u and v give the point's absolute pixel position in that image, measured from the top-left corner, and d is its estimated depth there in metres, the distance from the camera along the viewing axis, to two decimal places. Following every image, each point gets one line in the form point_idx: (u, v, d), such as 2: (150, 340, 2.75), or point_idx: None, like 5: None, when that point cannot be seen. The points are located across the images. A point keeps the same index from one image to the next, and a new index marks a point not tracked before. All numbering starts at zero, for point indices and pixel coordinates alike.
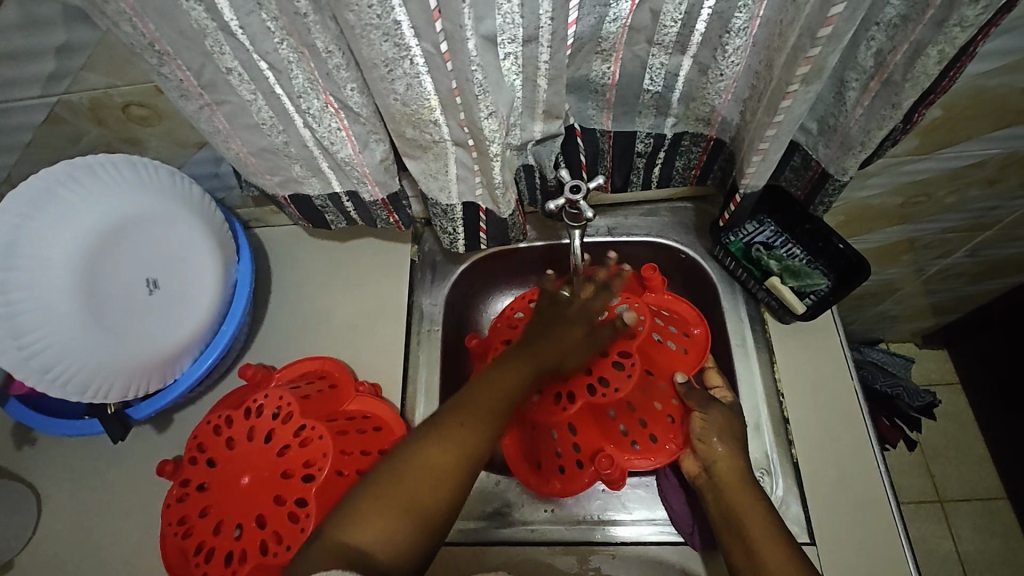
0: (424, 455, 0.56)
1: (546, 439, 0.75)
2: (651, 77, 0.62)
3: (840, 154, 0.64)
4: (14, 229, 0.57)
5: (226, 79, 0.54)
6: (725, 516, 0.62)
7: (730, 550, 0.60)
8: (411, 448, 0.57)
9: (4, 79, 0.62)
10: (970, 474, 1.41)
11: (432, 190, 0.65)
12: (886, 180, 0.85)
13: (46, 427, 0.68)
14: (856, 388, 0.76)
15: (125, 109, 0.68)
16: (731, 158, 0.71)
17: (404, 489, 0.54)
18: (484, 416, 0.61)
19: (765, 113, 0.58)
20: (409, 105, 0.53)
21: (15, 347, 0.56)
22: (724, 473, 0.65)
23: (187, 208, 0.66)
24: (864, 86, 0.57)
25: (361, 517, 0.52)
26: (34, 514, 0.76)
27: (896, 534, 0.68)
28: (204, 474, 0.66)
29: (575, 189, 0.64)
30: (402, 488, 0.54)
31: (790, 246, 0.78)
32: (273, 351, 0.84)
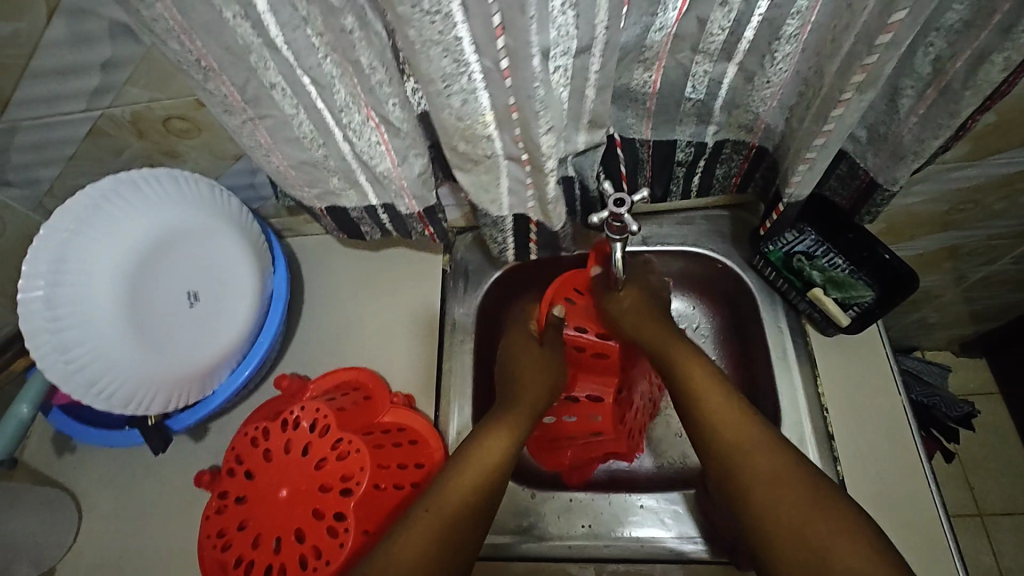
0: (483, 459, 0.61)
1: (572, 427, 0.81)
2: (693, 85, 0.61)
3: (890, 163, 0.62)
4: (62, 245, 0.58)
5: (269, 94, 0.54)
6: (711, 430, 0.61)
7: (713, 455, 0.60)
8: (472, 458, 0.61)
9: (50, 94, 0.63)
10: (1011, 487, 1.36)
11: (483, 203, 0.63)
12: (931, 186, 0.83)
13: (89, 437, 0.68)
14: (904, 404, 0.73)
15: (165, 122, 0.69)
16: (774, 167, 0.70)
17: (472, 484, 0.58)
18: (516, 424, 0.66)
19: (814, 122, 0.57)
20: (463, 120, 0.52)
21: (62, 361, 0.57)
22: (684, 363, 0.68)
23: (226, 220, 0.66)
24: (919, 94, 0.55)
25: (436, 509, 0.55)
26: (74, 523, 0.77)
27: (949, 558, 0.66)
28: (243, 486, 0.66)
29: (619, 202, 0.60)
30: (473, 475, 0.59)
31: (831, 256, 0.74)
32: (306, 360, 0.84)
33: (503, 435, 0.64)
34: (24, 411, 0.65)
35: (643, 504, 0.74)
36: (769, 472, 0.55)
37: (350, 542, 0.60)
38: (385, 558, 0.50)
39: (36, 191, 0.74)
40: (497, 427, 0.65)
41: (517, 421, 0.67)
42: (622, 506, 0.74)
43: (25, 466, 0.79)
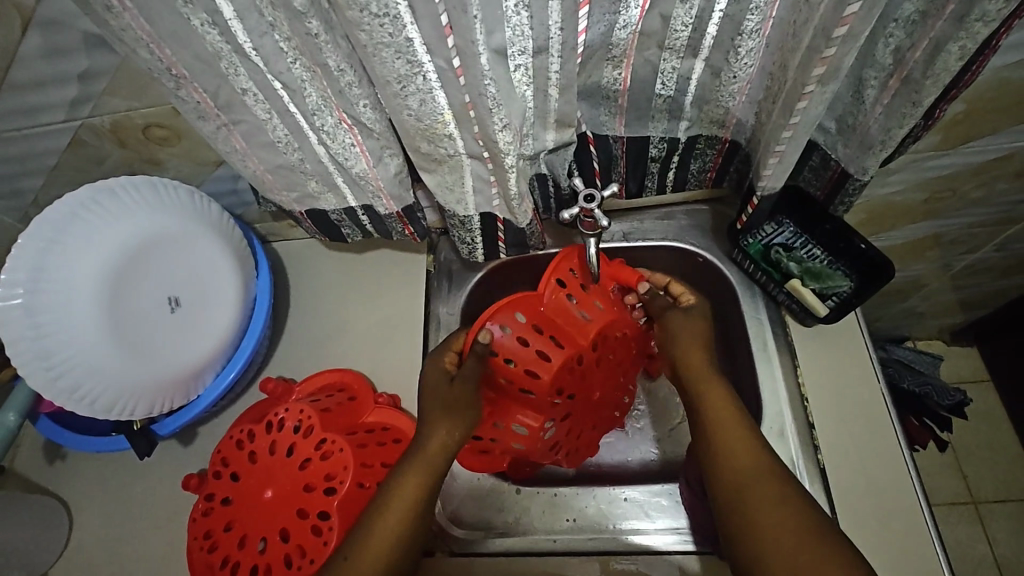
0: (404, 497, 0.58)
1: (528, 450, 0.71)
2: (663, 81, 0.62)
3: (860, 153, 0.63)
4: (41, 253, 0.58)
5: (241, 100, 0.54)
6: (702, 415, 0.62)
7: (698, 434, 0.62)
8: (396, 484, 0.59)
9: (29, 105, 0.64)
10: (1005, 474, 1.37)
11: (448, 202, 0.65)
12: (909, 176, 0.84)
13: (77, 444, 0.69)
14: (884, 392, 0.74)
15: (146, 131, 0.70)
16: (747, 160, 0.71)
17: (397, 523, 0.57)
18: (454, 425, 0.62)
19: (781, 115, 0.58)
20: (423, 121, 0.54)
21: (44, 369, 0.58)
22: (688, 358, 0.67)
23: (207, 227, 0.67)
24: (883, 84, 0.56)
25: (354, 559, 0.55)
26: (66, 529, 0.78)
27: (930, 543, 0.67)
28: (228, 488, 0.67)
29: (589, 198, 0.61)
30: (394, 513, 0.57)
31: (809, 247, 0.75)
32: (293, 363, 0.85)
33: (440, 445, 0.61)
34: (11, 419, 0.66)
35: (627, 497, 0.74)
36: (746, 458, 0.57)
37: (334, 540, 0.61)
38: None
39: (21, 202, 0.75)
40: (436, 427, 0.62)
41: (456, 408, 0.63)
42: (605, 499, 0.75)
43: (17, 474, 0.80)
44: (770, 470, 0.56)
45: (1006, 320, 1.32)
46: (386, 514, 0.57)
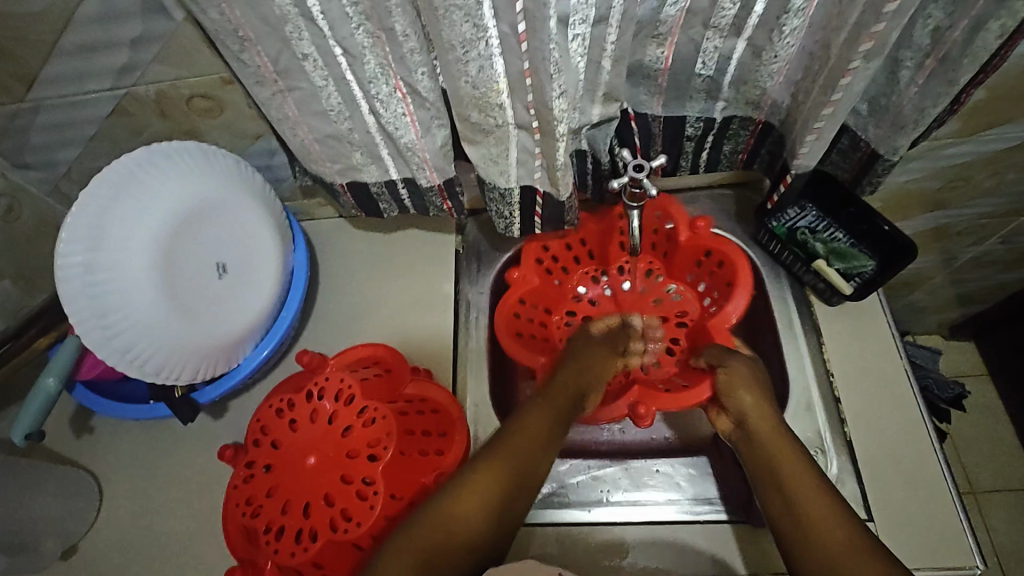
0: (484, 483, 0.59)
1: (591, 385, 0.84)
2: (704, 61, 0.64)
3: (891, 133, 0.65)
4: (99, 211, 0.58)
5: (301, 65, 0.55)
6: (772, 482, 0.62)
7: (767, 495, 0.62)
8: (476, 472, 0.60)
9: (77, 71, 0.64)
10: (1002, 464, 1.41)
11: (492, 175, 0.66)
12: (925, 164, 0.86)
13: (114, 411, 0.70)
14: (907, 370, 0.76)
15: (188, 101, 0.70)
16: (779, 141, 0.73)
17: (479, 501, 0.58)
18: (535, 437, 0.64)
19: (821, 92, 0.60)
20: (479, 89, 0.55)
21: (100, 327, 0.58)
22: (759, 427, 0.67)
23: (252, 196, 0.68)
24: (919, 64, 0.58)
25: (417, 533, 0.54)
26: (95, 502, 0.77)
27: (955, 515, 0.69)
28: (269, 456, 0.67)
29: (639, 168, 0.62)
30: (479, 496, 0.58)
31: (833, 230, 0.79)
32: (323, 339, 0.86)
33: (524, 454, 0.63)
34: (51, 383, 0.66)
35: (659, 469, 0.76)
36: (821, 515, 0.57)
37: (380, 504, 0.62)
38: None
39: (56, 172, 0.74)
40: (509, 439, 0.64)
41: (538, 432, 0.65)
42: (640, 471, 0.76)
43: (44, 447, 0.79)
44: (838, 521, 0.57)
45: (1005, 314, 1.36)
46: (473, 495, 0.58)
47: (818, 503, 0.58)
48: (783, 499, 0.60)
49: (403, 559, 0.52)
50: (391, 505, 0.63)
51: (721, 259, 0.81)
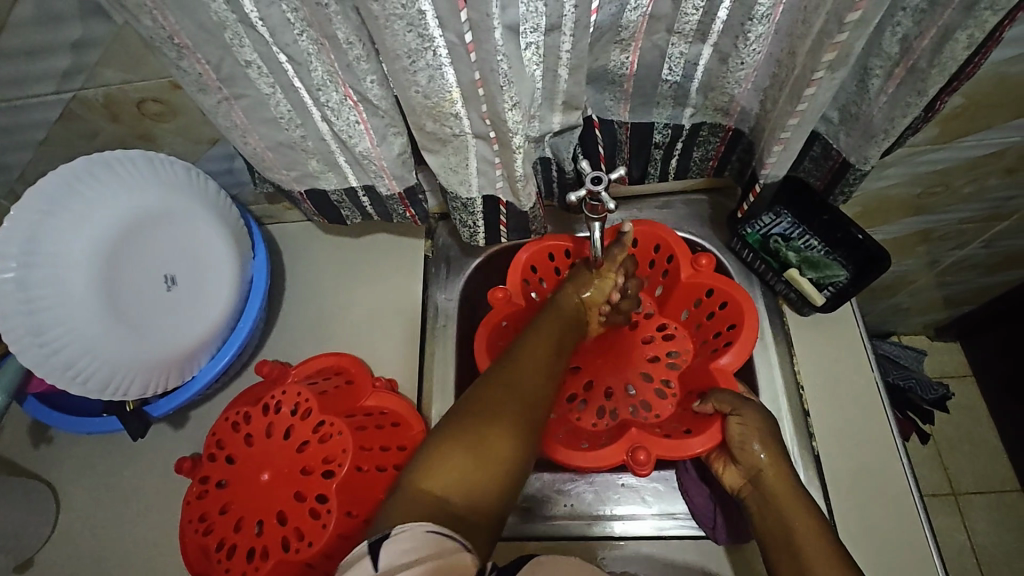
0: (501, 408, 0.58)
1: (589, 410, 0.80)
2: (670, 66, 0.62)
3: (862, 142, 0.63)
4: (34, 225, 0.57)
5: (245, 72, 0.53)
6: (780, 539, 0.59)
7: (776, 556, 0.58)
8: (482, 400, 0.58)
9: (19, 75, 0.62)
10: (985, 467, 1.40)
11: (452, 184, 0.64)
12: (904, 170, 0.85)
13: (64, 425, 0.68)
14: (877, 381, 0.75)
15: (140, 105, 0.68)
16: (750, 149, 0.71)
17: (500, 433, 0.56)
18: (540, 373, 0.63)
19: (787, 101, 0.58)
20: (431, 98, 0.53)
21: (36, 345, 0.56)
22: (774, 483, 0.63)
23: (204, 204, 0.66)
24: (888, 73, 0.57)
25: (449, 452, 0.53)
26: (52, 513, 0.76)
27: (921, 530, 0.68)
28: (223, 471, 0.66)
29: (597, 180, 0.60)
30: (501, 418, 0.56)
31: (807, 237, 0.77)
32: (288, 347, 0.84)
33: (533, 379, 0.62)
34: None
35: (625, 483, 0.75)
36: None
37: (332, 522, 0.60)
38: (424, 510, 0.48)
39: (7, 177, 0.72)
40: (516, 370, 0.62)
41: (544, 366, 0.64)
42: (605, 485, 0.75)
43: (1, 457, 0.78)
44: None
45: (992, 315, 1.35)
46: (497, 417, 0.57)
47: (821, 560, 0.55)
48: (794, 561, 0.57)
49: (435, 480, 0.51)
50: (345, 523, 0.61)
51: (723, 300, 0.76)
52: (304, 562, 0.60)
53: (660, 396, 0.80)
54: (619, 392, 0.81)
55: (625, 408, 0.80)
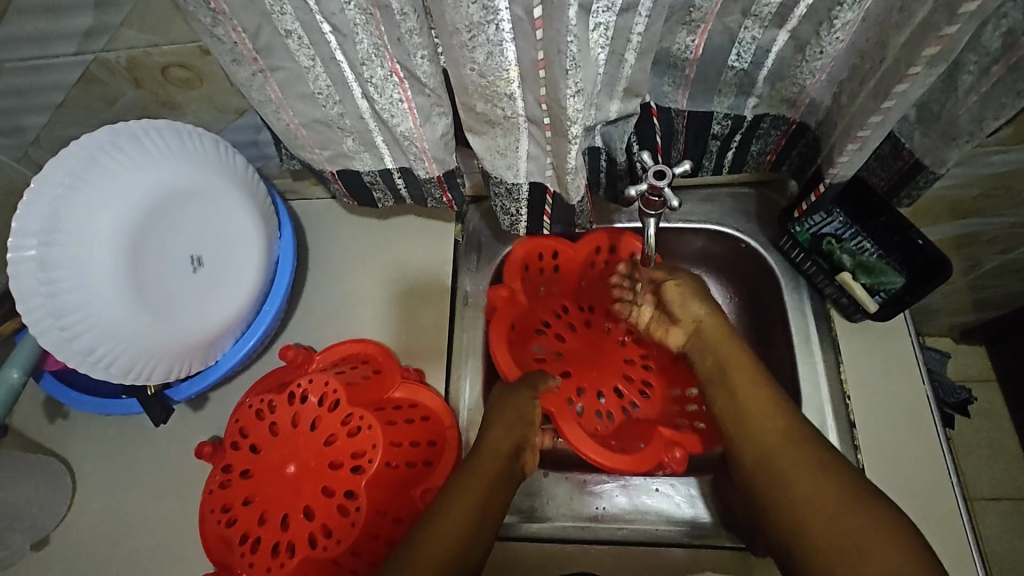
0: (479, 480, 0.59)
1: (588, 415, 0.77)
2: (739, 52, 0.57)
3: (940, 144, 0.59)
4: (55, 201, 0.55)
5: (284, 43, 0.49)
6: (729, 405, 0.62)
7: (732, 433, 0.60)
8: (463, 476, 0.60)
9: (37, 33, 0.57)
10: (1002, 472, 1.26)
11: (498, 168, 0.59)
12: (965, 171, 0.78)
13: (82, 406, 0.66)
14: (927, 392, 0.72)
15: (164, 71, 0.63)
16: (814, 144, 0.66)
17: (469, 503, 0.57)
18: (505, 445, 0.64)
19: (869, 97, 0.54)
20: (486, 77, 0.49)
21: (58, 327, 0.55)
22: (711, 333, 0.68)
23: (232, 181, 0.64)
24: (984, 70, 0.52)
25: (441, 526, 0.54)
26: (68, 492, 0.74)
27: (966, 548, 0.66)
28: (248, 460, 0.63)
29: (660, 174, 0.57)
30: (473, 495, 0.58)
31: (860, 240, 0.71)
32: (307, 330, 0.79)
33: (500, 451, 0.63)
34: (14, 376, 0.62)
35: (659, 488, 0.73)
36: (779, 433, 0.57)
37: (361, 521, 0.59)
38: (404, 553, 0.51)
39: (22, 140, 0.68)
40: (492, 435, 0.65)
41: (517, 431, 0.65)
42: (637, 488, 0.73)
43: (16, 432, 0.75)
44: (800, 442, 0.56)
45: (1009, 326, 1.22)
46: (467, 486, 0.59)
47: (773, 420, 0.58)
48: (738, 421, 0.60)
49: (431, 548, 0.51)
50: (374, 521, 0.59)
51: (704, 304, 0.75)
52: (331, 560, 0.58)
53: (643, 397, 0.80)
54: (610, 395, 0.80)
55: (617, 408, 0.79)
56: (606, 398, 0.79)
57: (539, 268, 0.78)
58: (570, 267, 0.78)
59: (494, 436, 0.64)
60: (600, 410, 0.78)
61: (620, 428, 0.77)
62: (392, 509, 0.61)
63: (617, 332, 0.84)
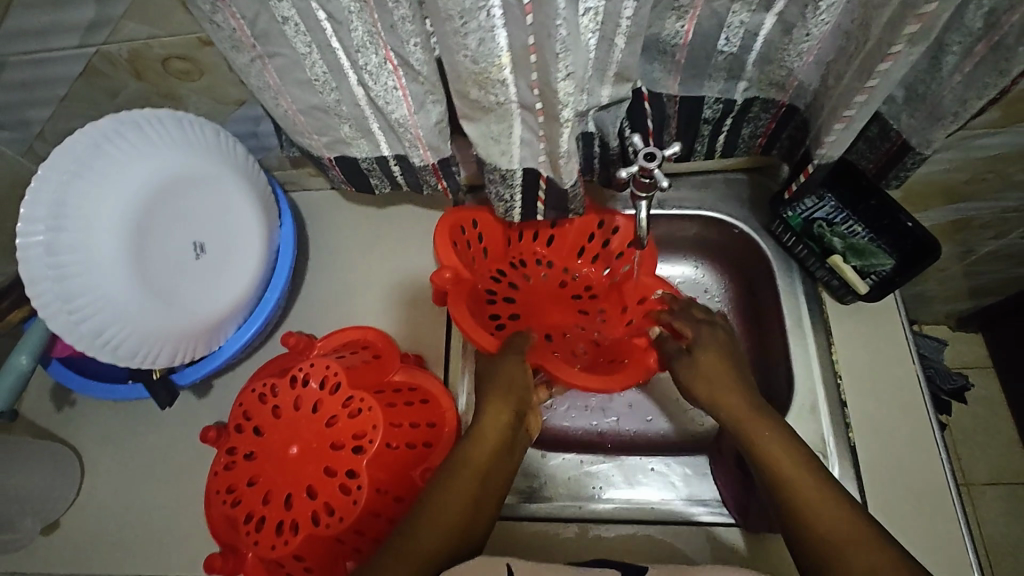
0: (482, 455, 0.60)
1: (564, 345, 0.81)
2: (728, 36, 0.58)
3: (926, 125, 0.60)
4: (61, 189, 0.56)
5: (282, 30, 0.51)
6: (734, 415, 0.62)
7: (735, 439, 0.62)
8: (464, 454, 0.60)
9: (41, 26, 0.58)
10: (998, 457, 1.27)
11: (493, 155, 0.61)
12: (955, 154, 0.79)
13: (89, 391, 0.68)
14: (918, 371, 0.73)
15: (165, 62, 0.65)
16: (803, 126, 0.67)
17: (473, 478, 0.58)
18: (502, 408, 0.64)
19: (855, 79, 0.55)
20: (479, 63, 0.50)
21: (66, 311, 0.57)
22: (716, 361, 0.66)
23: (234, 170, 0.66)
24: (967, 50, 0.53)
25: (445, 503, 0.56)
26: (76, 478, 0.75)
27: (956, 522, 0.67)
28: (252, 443, 0.65)
29: (650, 156, 0.58)
30: (473, 468, 0.59)
31: (851, 224, 0.73)
32: (308, 318, 0.81)
33: (501, 421, 0.63)
34: (23, 361, 0.63)
35: (654, 467, 0.75)
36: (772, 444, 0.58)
37: (363, 499, 0.60)
38: (408, 531, 0.54)
39: (28, 133, 0.70)
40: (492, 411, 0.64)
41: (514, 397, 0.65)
42: (634, 468, 0.75)
43: (24, 421, 0.77)
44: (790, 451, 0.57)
45: (1005, 311, 1.23)
46: (468, 463, 0.59)
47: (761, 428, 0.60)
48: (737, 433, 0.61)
49: (433, 532, 0.53)
50: (376, 499, 0.61)
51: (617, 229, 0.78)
52: (335, 537, 0.60)
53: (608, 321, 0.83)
54: (574, 330, 0.83)
55: (589, 340, 0.82)
56: (573, 335, 0.83)
57: (465, 242, 0.77)
58: (491, 229, 0.78)
59: (485, 424, 0.63)
60: (575, 349, 0.81)
61: (596, 356, 0.80)
62: (393, 488, 0.62)
63: (557, 278, 0.84)
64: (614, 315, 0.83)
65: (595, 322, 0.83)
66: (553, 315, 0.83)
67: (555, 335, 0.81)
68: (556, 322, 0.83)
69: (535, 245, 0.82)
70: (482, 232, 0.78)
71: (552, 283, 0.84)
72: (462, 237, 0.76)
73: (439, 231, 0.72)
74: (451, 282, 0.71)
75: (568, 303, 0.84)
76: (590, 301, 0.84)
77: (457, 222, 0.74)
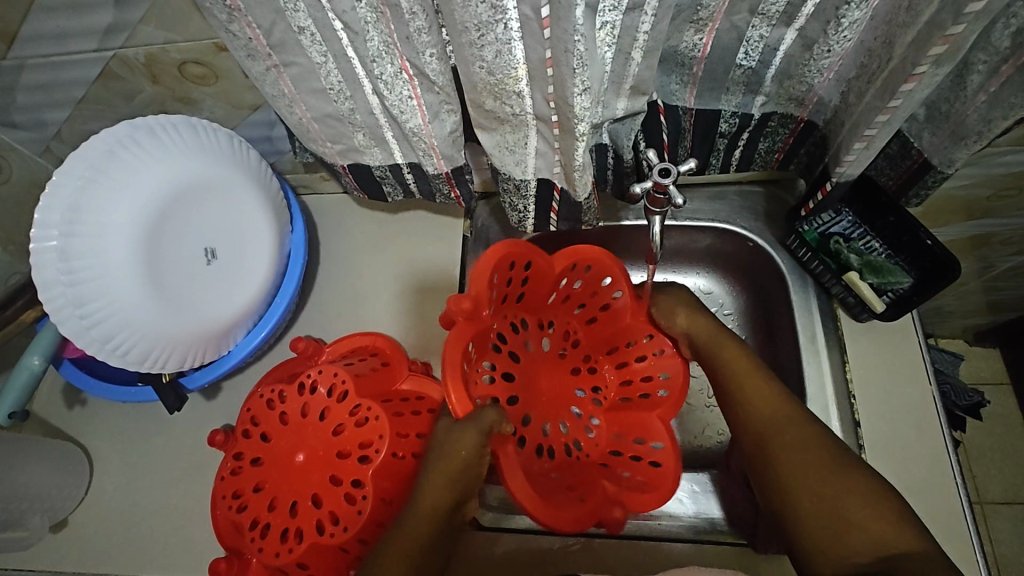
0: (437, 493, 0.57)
1: (536, 430, 0.73)
2: (747, 50, 0.57)
3: (949, 144, 0.59)
4: (75, 194, 0.57)
5: (297, 39, 0.50)
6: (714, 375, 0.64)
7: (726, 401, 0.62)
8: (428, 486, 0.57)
9: (60, 30, 0.59)
10: (1013, 476, 1.24)
11: (507, 164, 0.60)
12: (977, 170, 0.77)
13: (101, 392, 0.68)
14: (933, 391, 0.72)
15: (181, 67, 0.65)
16: (822, 143, 0.66)
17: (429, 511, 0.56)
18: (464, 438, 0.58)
19: (876, 96, 0.54)
20: (494, 74, 0.49)
21: (77, 316, 0.57)
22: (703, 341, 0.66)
23: (246, 176, 0.66)
24: (993, 69, 0.52)
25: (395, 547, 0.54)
26: (86, 476, 0.76)
27: (970, 546, 0.66)
28: (259, 448, 0.65)
29: (664, 172, 0.57)
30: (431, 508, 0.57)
31: (868, 239, 0.72)
32: (317, 323, 0.81)
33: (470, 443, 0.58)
34: (35, 362, 0.64)
35: None
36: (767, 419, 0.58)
37: (368, 509, 0.60)
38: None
39: (46, 134, 0.70)
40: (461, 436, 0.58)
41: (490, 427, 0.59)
42: None
43: (37, 418, 0.78)
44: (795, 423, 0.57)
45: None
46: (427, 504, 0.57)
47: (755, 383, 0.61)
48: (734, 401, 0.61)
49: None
50: (380, 509, 0.61)
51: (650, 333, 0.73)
52: (339, 546, 0.60)
53: (588, 434, 0.75)
54: (556, 429, 0.74)
55: (561, 445, 0.74)
56: (551, 432, 0.74)
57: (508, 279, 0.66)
58: (539, 280, 0.69)
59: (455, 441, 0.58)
60: (542, 447, 0.72)
61: (571, 472, 0.71)
62: (398, 498, 0.62)
63: (572, 359, 0.78)
64: (602, 426, 0.76)
65: (575, 428, 0.75)
66: (540, 404, 0.74)
67: (532, 428, 0.72)
68: (541, 408, 0.74)
69: (572, 315, 0.78)
70: (529, 275, 0.68)
71: (556, 362, 0.77)
72: (506, 273, 0.65)
73: (486, 254, 0.61)
74: (466, 317, 0.60)
75: (566, 392, 0.77)
76: (586, 398, 0.77)
77: (514, 257, 0.63)
